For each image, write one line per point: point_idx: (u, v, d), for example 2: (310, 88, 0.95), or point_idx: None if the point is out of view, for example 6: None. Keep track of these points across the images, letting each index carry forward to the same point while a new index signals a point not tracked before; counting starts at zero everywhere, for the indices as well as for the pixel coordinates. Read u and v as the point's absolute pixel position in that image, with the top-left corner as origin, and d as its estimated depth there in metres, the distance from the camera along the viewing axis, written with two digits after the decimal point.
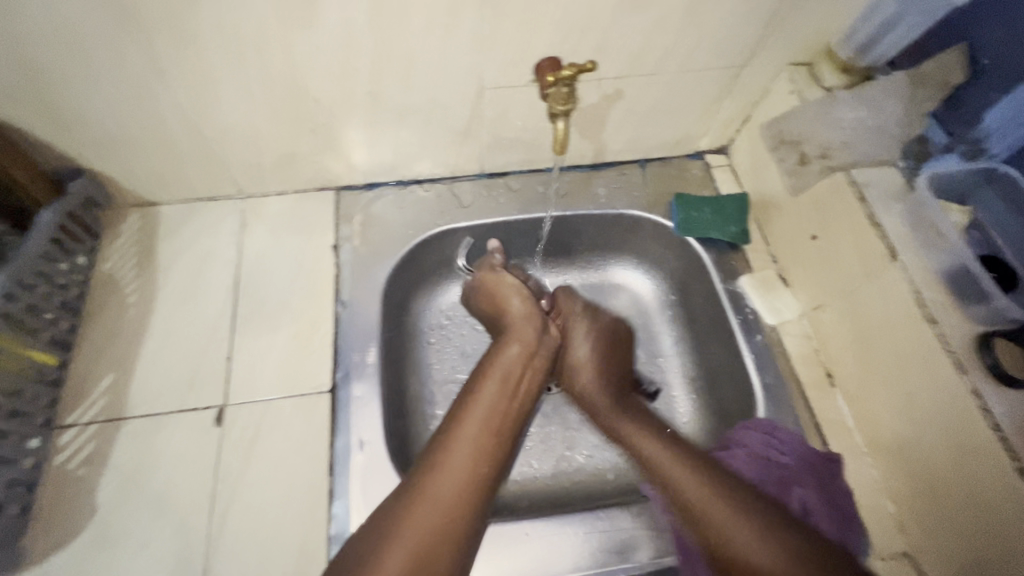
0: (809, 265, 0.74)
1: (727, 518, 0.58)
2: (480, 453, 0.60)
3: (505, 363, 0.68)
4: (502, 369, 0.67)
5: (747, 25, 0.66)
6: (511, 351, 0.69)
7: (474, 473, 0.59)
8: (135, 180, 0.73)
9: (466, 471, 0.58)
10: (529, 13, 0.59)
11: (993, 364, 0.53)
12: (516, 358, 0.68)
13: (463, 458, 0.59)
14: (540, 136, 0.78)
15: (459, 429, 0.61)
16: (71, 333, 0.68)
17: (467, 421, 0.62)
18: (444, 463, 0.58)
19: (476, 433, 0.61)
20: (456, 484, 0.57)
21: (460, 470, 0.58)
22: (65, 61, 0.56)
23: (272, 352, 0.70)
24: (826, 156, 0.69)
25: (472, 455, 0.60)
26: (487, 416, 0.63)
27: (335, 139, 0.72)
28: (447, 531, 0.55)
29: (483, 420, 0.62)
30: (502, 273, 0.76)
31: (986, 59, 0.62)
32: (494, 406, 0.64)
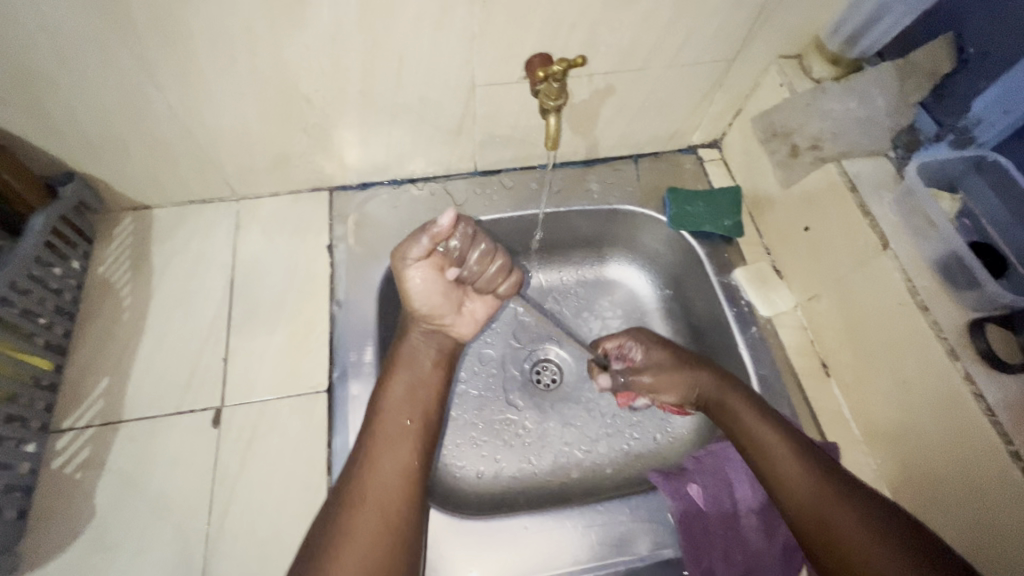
0: (802, 257, 0.74)
1: (825, 501, 0.55)
2: (410, 453, 0.61)
3: (412, 371, 0.66)
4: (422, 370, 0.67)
5: (736, 18, 0.66)
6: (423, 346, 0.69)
7: (410, 472, 0.60)
8: (128, 183, 0.73)
9: (398, 474, 0.59)
10: (518, 10, 0.60)
11: (985, 349, 0.53)
12: (427, 359, 0.68)
13: (398, 463, 0.60)
14: (533, 133, 0.79)
15: (386, 400, 0.63)
16: (66, 338, 0.68)
17: (409, 422, 0.63)
18: (367, 472, 0.58)
19: (403, 438, 0.62)
20: (389, 486, 0.58)
21: (390, 471, 0.59)
22: (55, 64, 0.55)
23: (268, 353, 0.70)
24: (817, 147, 0.69)
25: (404, 457, 0.61)
26: (412, 415, 0.64)
27: (327, 139, 0.72)
28: (381, 539, 0.55)
29: (411, 400, 0.64)
30: (409, 266, 0.65)
31: (972, 48, 0.62)
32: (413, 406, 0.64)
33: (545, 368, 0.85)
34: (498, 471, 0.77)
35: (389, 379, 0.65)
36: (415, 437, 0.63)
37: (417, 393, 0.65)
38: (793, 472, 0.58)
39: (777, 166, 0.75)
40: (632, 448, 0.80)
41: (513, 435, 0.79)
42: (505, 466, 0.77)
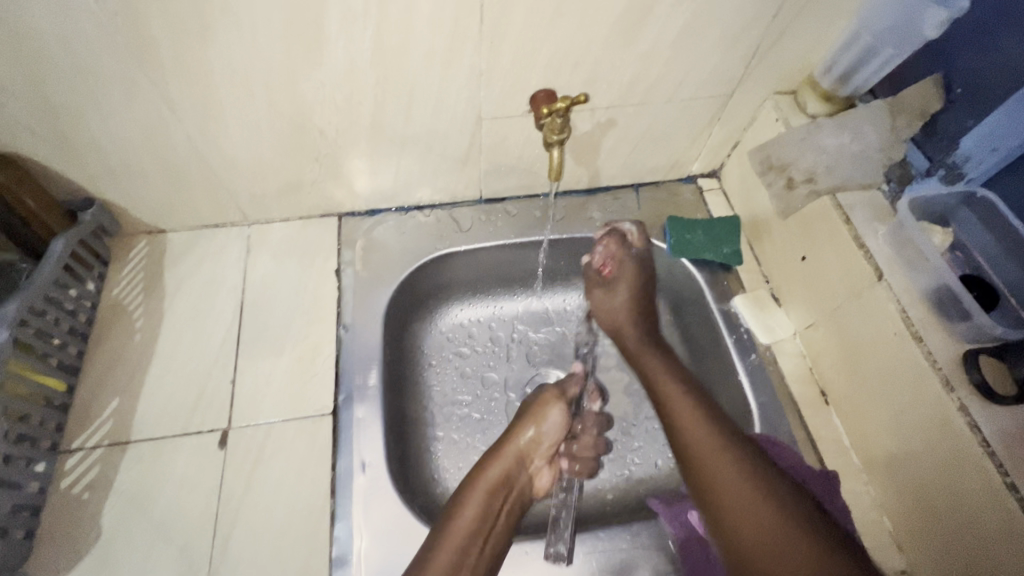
0: (800, 286, 0.75)
1: (723, 465, 0.56)
2: (473, 534, 0.59)
3: (486, 461, 0.66)
4: (504, 461, 0.66)
5: (732, 57, 0.69)
6: (529, 436, 0.69)
7: (467, 552, 0.58)
8: (144, 209, 0.75)
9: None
10: (523, 50, 0.63)
11: (978, 381, 0.54)
12: (499, 466, 0.65)
13: (455, 542, 0.58)
14: (536, 163, 0.81)
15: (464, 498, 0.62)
16: (79, 359, 0.70)
17: (471, 493, 0.62)
18: (439, 543, 0.58)
19: (473, 518, 0.60)
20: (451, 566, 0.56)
21: (461, 551, 0.57)
22: (84, 98, 0.58)
23: (275, 375, 0.71)
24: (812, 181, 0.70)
25: (471, 538, 0.59)
26: (488, 491, 0.63)
27: (338, 167, 0.75)
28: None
29: (479, 506, 0.62)
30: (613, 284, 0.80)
31: (959, 88, 0.65)
32: (496, 485, 0.64)
33: None
34: None
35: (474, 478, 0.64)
36: (475, 515, 0.60)
37: (501, 477, 0.65)
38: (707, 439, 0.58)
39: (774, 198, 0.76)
40: (633, 473, 0.80)
41: None
42: None
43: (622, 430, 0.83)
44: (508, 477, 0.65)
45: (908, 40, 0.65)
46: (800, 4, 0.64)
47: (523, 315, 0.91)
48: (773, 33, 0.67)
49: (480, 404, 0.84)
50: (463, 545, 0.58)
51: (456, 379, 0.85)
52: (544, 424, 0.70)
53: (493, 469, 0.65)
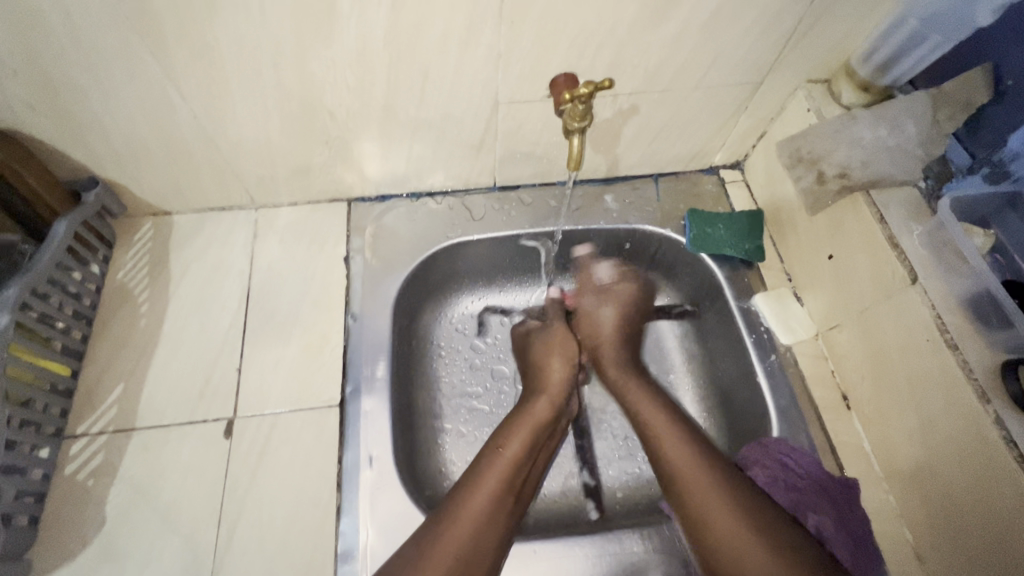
0: (825, 285, 0.73)
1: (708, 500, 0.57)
2: (520, 464, 0.62)
3: (536, 397, 0.70)
4: (551, 397, 0.70)
5: (765, 41, 0.65)
6: (558, 370, 0.73)
7: (513, 477, 0.61)
8: (149, 189, 0.73)
9: (500, 480, 0.60)
10: (545, 30, 0.59)
11: (1017, 394, 0.51)
12: (547, 396, 0.70)
13: (505, 455, 0.62)
14: (553, 151, 0.78)
15: (522, 419, 0.66)
16: (82, 343, 0.68)
17: (521, 424, 0.66)
18: (488, 462, 0.61)
19: (524, 452, 0.63)
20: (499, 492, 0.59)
21: (511, 476, 0.61)
22: (85, 74, 0.56)
23: (282, 364, 0.70)
24: (844, 176, 0.66)
25: (518, 470, 0.62)
26: (539, 422, 0.67)
27: (349, 151, 0.72)
28: (481, 541, 0.55)
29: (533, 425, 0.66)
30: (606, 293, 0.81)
31: (1010, 80, 0.59)
32: (546, 422, 0.67)
33: None
34: None
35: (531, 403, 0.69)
36: (525, 443, 0.64)
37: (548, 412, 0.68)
38: (706, 491, 0.57)
39: (804, 192, 0.72)
40: (644, 472, 0.79)
41: None
42: None
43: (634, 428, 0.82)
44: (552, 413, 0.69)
45: (958, 27, 0.61)
46: None
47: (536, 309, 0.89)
48: (811, 17, 0.63)
49: (484, 394, 0.82)
50: (513, 466, 0.61)
51: (466, 370, 0.83)
52: (570, 360, 0.74)
53: (540, 405, 0.69)
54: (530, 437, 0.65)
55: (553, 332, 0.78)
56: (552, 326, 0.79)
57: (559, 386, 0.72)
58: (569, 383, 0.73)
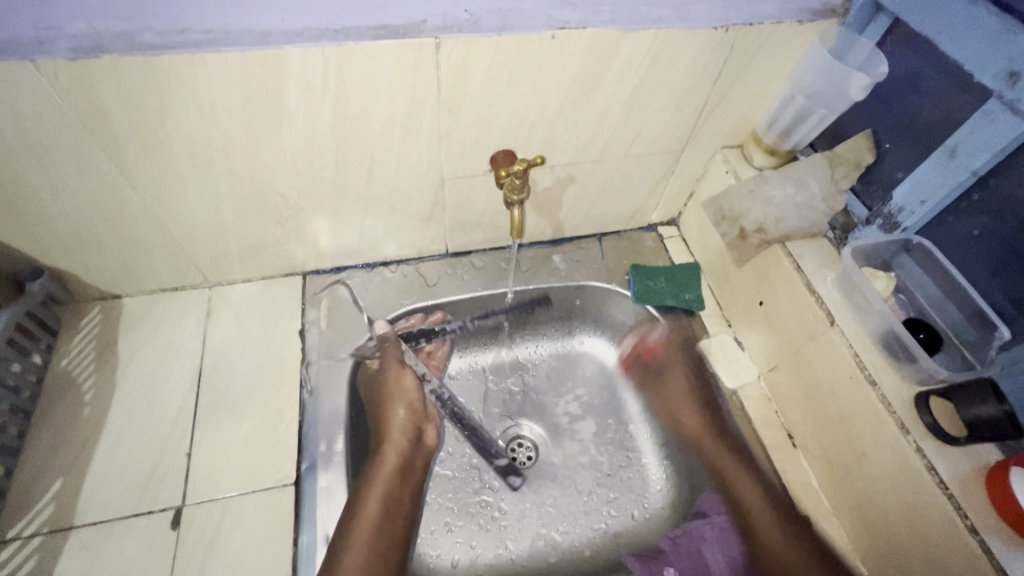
0: (760, 330, 0.78)
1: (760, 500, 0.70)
2: (381, 513, 0.67)
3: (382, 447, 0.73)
4: (395, 446, 0.73)
5: (680, 116, 0.73)
6: (399, 416, 0.76)
7: (378, 525, 0.66)
8: (98, 276, 0.73)
9: (369, 539, 0.64)
10: (481, 115, 0.65)
11: (931, 422, 0.56)
12: (393, 446, 0.73)
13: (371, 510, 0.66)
14: (500, 218, 0.83)
15: (376, 472, 0.70)
16: (18, 439, 0.66)
17: (377, 478, 0.69)
18: (357, 519, 0.65)
19: (381, 502, 0.68)
20: (368, 546, 0.63)
21: (377, 524, 0.66)
22: (34, 172, 0.57)
23: (234, 445, 0.68)
24: (762, 230, 0.74)
25: (381, 518, 0.66)
26: (388, 474, 0.70)
27: (301, 228, 0.75)
28: None
29: (391, 477, 0.70)
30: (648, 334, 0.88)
31: (887, 143, 0.69)
32: (396, 466, 0.72)
33: (519, 446, 0.86)
34: (475, 558, 0.76)
35: (381, 455, 0.72)
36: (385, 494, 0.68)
37: (397, 462, 0.72)
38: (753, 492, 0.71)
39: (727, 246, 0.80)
40: (610, 526, 0.79)
41: (489, 518, 0.79)
42: (482, 552, 0.76)
43: (598, 481, 0.83)
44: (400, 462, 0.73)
45: (835, 103, 0.70)
46: (738, 68, 0.68)
47: (495, 369, 0.90)
48: (716, 95, 0.71)
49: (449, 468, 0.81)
50: (376, 523, 0.66)
51: None
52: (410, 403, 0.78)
53: (389, 455, 0.72)
54: (385, 488, 0.69)
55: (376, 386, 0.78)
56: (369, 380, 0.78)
57: (399, 433, 0.75)
58: (408, 426, 0.76)
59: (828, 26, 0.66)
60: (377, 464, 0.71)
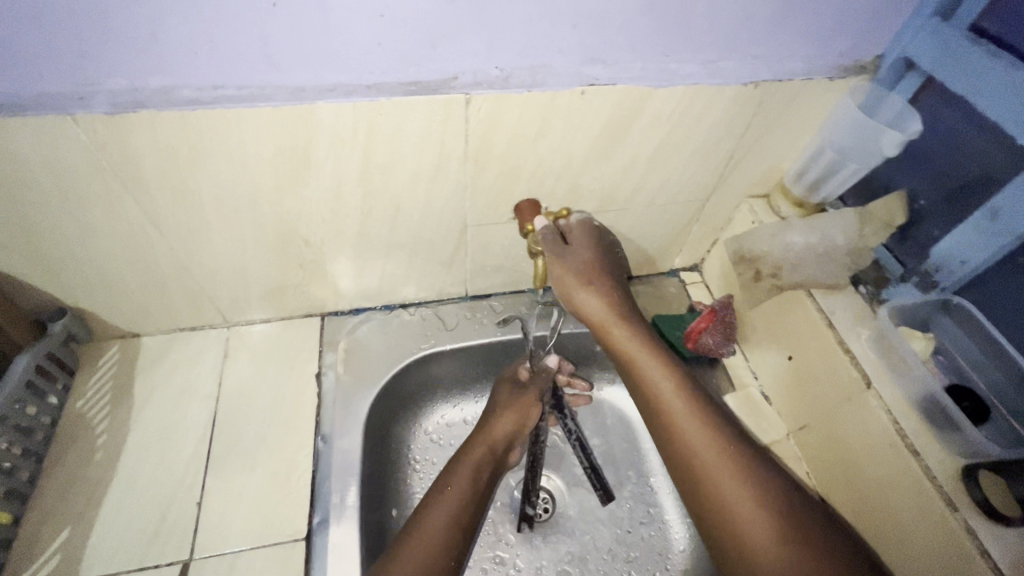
0: (788, 386, 0.75)
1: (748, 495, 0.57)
2: (460, 503, 0.65)
3: (472, 445, 0.73)
4: (486, 446, 0.73)
5: (707, 167, 0.73)
6: (504, 424, 0.76)
7: (458, 517, 0.64)
8: (119, 316, 0.73)
9: (444, 524, 0.62)
10: (508, 166, 0.65)
11: (982, 500, 0.52)
12: (481, 447, 0.73)
13: (450, 498, 0.65)
14: (522, 263, 0.82)
15: (460, 466, 0.70)
16: (29, 485, 0.64)
17: (463, 470, 0.69)
18: (432, 508, 0.64)
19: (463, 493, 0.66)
20: (444, 534, 0.62)
21: (455, 512, 0.64)
22: (65, 217, 0.58)
23: (245, 495, 0.66)
24: (777, 275, 0.73)
25: (459, 510, 0.65)
26: (475, 470, 0.70)
27: (323, 271, 0.75)
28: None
29: (475, 475, 0.69)
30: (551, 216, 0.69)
31: (921, 200, 0.69)
32: (482, 464, 0.71)
33: (536, 497, 0.83)
34: None
35: (469, 451, 0.72)
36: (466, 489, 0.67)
37: (484, 460, 0.72)
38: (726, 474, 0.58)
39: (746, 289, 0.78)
40: None
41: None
42: None
43: (618, 538, 0.80)
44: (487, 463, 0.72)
45: (869, 156, 0.70)
46: (767, 121, 0.68)
47: None
48: (743, 147, 0.71)
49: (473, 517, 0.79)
50: (454, 512, 0.64)
51: None
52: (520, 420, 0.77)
53: (477, 452, 0.72)
54: (469, 481, 0.68)
55: (502, 394, 0.80)
56: (500, 390, 0.80)
57: (495, 438, 0.74)
58: (508, 436, 0.76)
59: (857, 83, 0.65)
60: (460, 460, 0.71)
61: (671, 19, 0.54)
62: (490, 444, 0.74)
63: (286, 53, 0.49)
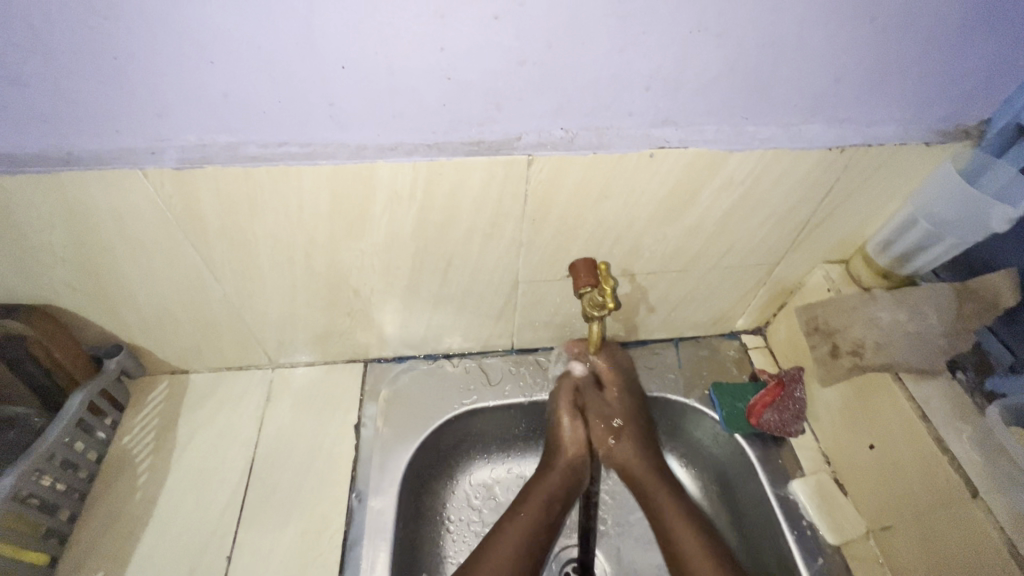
0: (868, 477, 0.67)
1: None
2: (527, 540, 0.61)
3: (545, 472, 0.67)
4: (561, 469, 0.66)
5: (782, 230, 0.67)
6: (574, 439, 0.68)
7: (528, 550, 0.60)
8: (171, 353, 0.74)
9: (508, 560, 0.59)
10: (566, 226, 0.62)
11: None
12: (554, 473, 0.66)
13: (514, 534, 0.61)
14: (572, 319, 0.78)
15: (529, 496, 0.64)
16: (69, 524, 0.64)
17: (529, 498, 0.64)
18: (496, 543, 0.60)
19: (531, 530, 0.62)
20: (508, 574, 0.58)
21: (519, 551, 0.60)
22: (128, 262, 0.59)
23: (276, 552, 0.64)
24: (858, 355, 0.66)
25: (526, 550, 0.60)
26: (546, 499, 0.64)
27: (370, 319, 0.73)
28: None
29: (544, 506, 0.64)
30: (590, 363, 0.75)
31: None
32: (553, 492, 0.65)
33: (575, 572, 0.77)
34: None
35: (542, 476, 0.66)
36: (533, 523, 0.62)
37: (559, 487, 0.65)
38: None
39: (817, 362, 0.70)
40: None
41: None
42: None
43: None
44: (563, 493, 0.65)
45: (972, 229, 0.63)
46: (851, 186, 0.62)
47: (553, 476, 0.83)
48: (823, 211, 0.65)
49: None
50: (517, 551, 0.60)
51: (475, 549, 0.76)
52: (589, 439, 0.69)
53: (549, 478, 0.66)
54: (538, 512, 0.63)
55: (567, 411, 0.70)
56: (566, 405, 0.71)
57: (568, 464, 0.67)
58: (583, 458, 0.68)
59: (959, 149, 0.59)
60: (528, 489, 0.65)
61: (754, 81, 0.51)
62: (564, 471, 0.67)
63: (352, 113, 0.49)
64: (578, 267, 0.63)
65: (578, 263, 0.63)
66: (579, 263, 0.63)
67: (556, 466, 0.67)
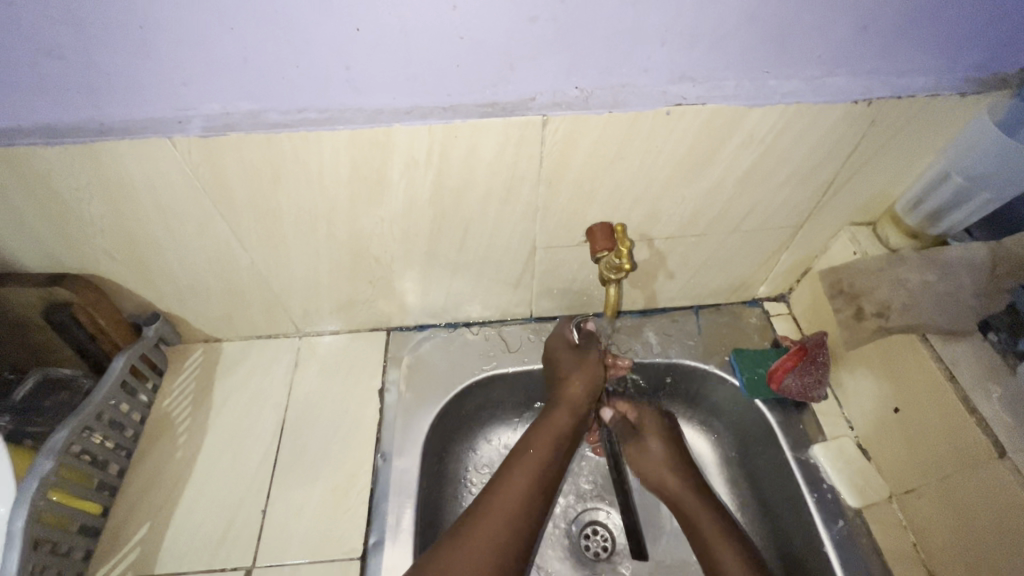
0: (893, 441, 0.66)
1: None
2: (537, 477, 0.67)
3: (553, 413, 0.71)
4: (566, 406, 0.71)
5: (804, 191, 0.65)
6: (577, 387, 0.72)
7: (539, 485, 0.66)
8: (205, 322, 0.77)
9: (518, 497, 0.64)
10: (583, 189, 0.62)
11: None
12: (562, 413, 0.71)
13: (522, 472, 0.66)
14: (590, 286, 0.79)
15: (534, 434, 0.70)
16: (118, 477, 0.69)
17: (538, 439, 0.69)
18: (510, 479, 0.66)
19: (538, 468, 0.67)
20: (518, 506, 0.64)
21: (527, 484, 0.66)
22: (161, 232, 0.62)
23: (307, 507, 0.68)
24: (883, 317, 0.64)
25: (536, 484, 0.66)
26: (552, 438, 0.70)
27: (391, 288, 0.75)
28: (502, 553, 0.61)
29: (549, 445, 0.69)
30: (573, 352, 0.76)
31: None
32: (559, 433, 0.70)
33: (594, 533, 0.79)
34: None
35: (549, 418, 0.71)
36: (539, 459, 0.68)
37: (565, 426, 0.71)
38: None
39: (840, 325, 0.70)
40: None
41: None
42: None
43: None
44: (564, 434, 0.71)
45: (1009, 185, 0.61)
46: (879, 143, 0.60)
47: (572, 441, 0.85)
48: (849, 170, 0.63)
49: None
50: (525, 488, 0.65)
51: None
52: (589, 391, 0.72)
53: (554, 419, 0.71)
54: (543, 451, 0.69)
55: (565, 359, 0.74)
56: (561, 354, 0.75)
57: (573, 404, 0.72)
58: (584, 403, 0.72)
59: (995, 101, 0.57)
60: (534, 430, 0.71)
61: (775, 31, 0.49)
62: (567, 410, 0.71)
63: (366, 77, 0.49)
64: (597, 232, 0.64)
65: (596, 228, 0.64)
66: (597, 228, 0.64)
67: (562, 405, 0.72)
